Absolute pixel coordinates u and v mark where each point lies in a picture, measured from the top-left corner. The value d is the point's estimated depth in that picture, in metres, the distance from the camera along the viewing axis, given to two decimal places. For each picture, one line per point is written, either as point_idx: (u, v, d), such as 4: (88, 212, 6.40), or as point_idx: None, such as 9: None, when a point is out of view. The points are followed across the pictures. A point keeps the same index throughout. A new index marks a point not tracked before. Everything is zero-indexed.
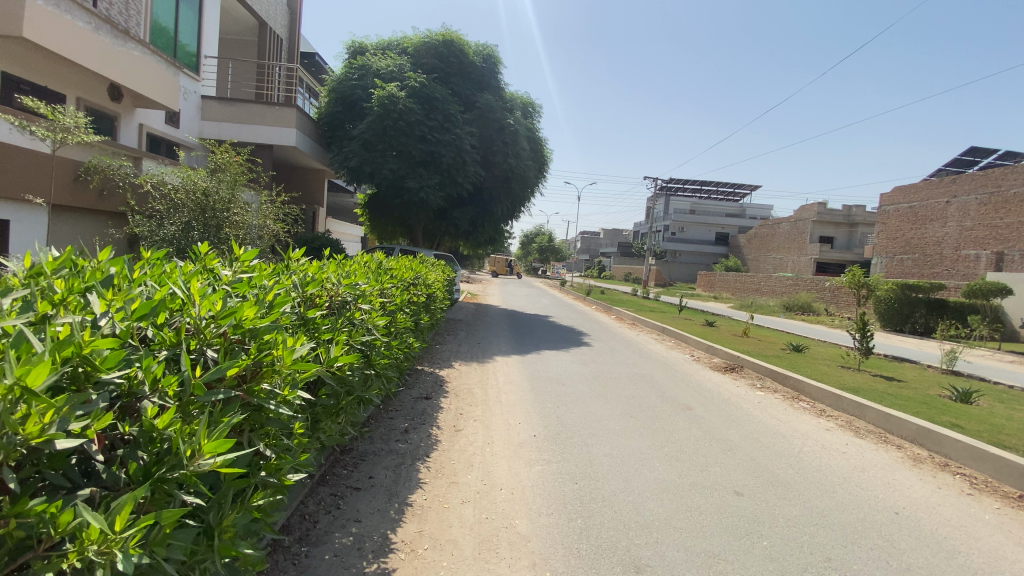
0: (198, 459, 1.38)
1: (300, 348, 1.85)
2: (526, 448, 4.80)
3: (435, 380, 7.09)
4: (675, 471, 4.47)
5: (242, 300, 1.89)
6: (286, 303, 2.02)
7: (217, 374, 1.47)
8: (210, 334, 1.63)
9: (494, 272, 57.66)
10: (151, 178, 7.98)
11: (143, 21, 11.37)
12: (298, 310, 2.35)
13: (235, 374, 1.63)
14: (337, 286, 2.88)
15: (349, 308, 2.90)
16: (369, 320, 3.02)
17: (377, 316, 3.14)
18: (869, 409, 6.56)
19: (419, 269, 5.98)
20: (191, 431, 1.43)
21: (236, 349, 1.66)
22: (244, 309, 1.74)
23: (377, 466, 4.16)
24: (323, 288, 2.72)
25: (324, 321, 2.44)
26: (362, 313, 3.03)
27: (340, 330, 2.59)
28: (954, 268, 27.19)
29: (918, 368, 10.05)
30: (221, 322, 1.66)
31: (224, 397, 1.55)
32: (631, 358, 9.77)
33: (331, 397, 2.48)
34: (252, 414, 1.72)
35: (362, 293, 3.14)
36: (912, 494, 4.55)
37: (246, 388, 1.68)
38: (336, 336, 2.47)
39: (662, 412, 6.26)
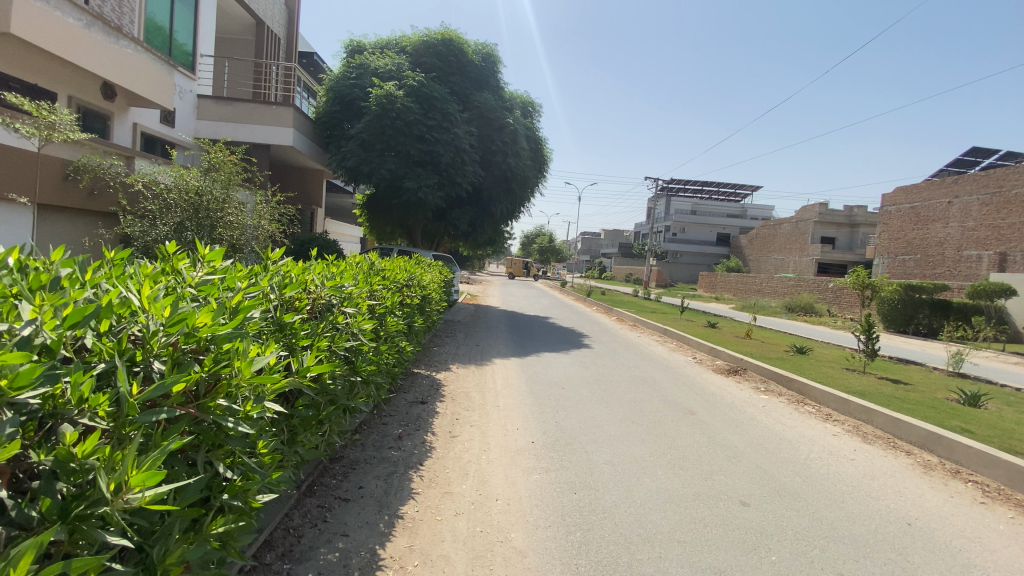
0: (125, 493, 1.22)
1: (263, 358, 1.68)
2: (524, 456, 4.63)
3: (432, 384, 6.93)
4: (678, 480, 4.30)
5: (203, 304, 1.74)
6: (253, 307, 1.87)
7: (158, 392, 1.31)
8: (157, 343, 1.48)
9: (511, 272, 58.79)
10: (142, 177, 7.84)
11: (137, 19, 11.19)
12: (273, 314, 2.20)
13: (184, 389, 1.47)
14: (320, 288, 2.73)
15: (332, 311, 2.74)
16: (355, 324, 2.85)
17: (364, 320, 2.97)
18: (876, 414, 6.38)
19: (413, 270, 5.81)
20: (121, 457, 1.27)
21: (187, 360, 1.51)
22: (199, 315, 1.58)
23: (367, 475, 3.98)
24: (304, 290, 2.57)
25: (302, 326, 2.28)
26: (347, 316, 2.87)
27: (321, 335, 2.43)
28: (957, 268, 27.03)
29: (924, 371, 9.87)
30: (170, 330, 1.51)
31: (168, 416, 1.39)
32: (632, 361, 9.60)
33: (310, 407, 2.32)
34: (208, 432, 1.56)
35: (348, 296, 2.98)
36: (925, 504, 4.37)
37: (200, 404, 1.52)
38: (315, 342, 2.31)
39: (664, 417, 6.08)
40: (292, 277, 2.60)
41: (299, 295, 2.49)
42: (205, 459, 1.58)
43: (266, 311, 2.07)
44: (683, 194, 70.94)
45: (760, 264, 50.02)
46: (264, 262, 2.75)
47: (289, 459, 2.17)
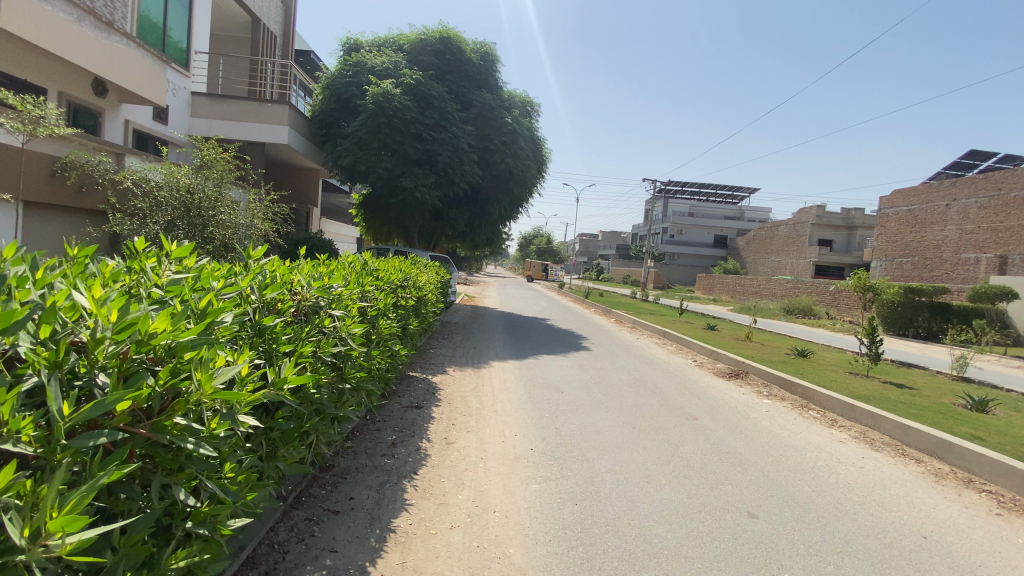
0: (49, 538, 1.08)
1: (230, 370, 1.52)
2: (522, 463, 4.46)
3: (427, 388, 6.74)
4: (683, 490, 4.13)
5: (163, 308, 1.58)
6: (223, 310, 1.70)
7: (97, 412, 1.16)
8: (102, 353, 1.32)
9: (529, 276, 58.74)
10: (132, 174, 7.64)
11: (130, 15, 10.93)
12: (252, 319, 2.03)
13: (134, 407, 1.31)
14: (306, 289, 2.56)
15: (319, 314, 2.56)
16: (344, 328, 2.67)
17: (354, 324, 2.79)
18: (883, 420, 6.23)
19: (409, 270, 5.63)
20: (47, 492, 1.13)
21: (138, 372, 1.35)
22: (156, 321, 1.42)
23: (358, 485, 3.80)
24: (287, 291, 2.39)
25: (283, 331, 2.11)
26: (335, 319, 2.69)
27: (305, 340, 2.26)
28: (954, 271, 26.81)
29: (928, 374, 9.74)
30: (117, 337, 1.35)
31: (110, 439, 1.24)
32: (632, 364, 9.42)
33: (293, 419, 2.14)
34: (164, 453, 1.41)
35: (338, 297, 2.80)
36: (940, 516, 4.21)
37: (154, 424, 1.37)
38: (297, 349, 2.13)
39: (666, 422, 5.91)
40: (275, 277, 2.43)
41: (281, 296, 2.32)
42: (160, 483, 1.42)
43: (240, 314, 1.90)
44: (680, 195, 70.89)
45: (758, 266, 49.98)
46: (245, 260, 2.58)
47: (268, 477, 1.99)
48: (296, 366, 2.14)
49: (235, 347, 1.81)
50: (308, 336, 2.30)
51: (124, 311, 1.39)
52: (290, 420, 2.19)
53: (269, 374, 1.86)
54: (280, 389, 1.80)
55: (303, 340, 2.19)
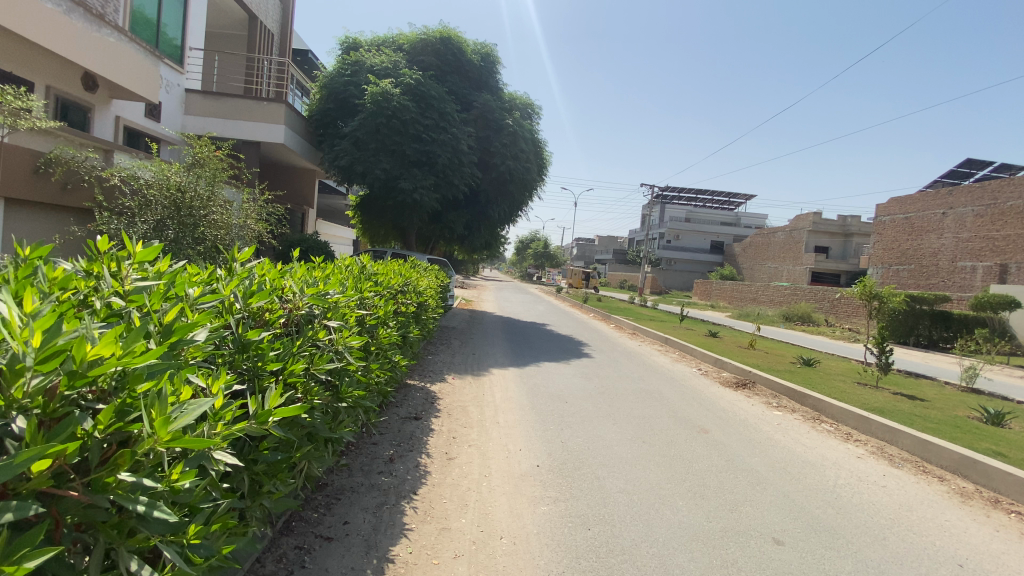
0: None
1: (193, 407, 1.27)
2: (529, 481, 4.19)
3: (426, 397, 6.45)
4: (700, 513, 3.86)
5: (112, 326, 1.33)
6: (190, 328, 1.44)
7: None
8: (21, 390, 1.09)
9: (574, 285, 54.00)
10: (120, 171, 7.33)
11: (122, 8, 10.59)
12: (233, 333, 1.77)
13: (61, 461, 1.08)
14: (297, 296, 2.28)
15: (313, 324, 2.28)
16: (341, 340, 2.38)
17: (352, 335, 2.50)
18: (901, 434, 5.99)
19: (409, 275, 5.33)
20: None
21: (70, 415, 1.12)
22: (96, 348, 1.17)
23: (354, 507, 3.51)
24: (276, 300, 2.12)
25: (271, 346, 1.84)
26: (331, 330, 2.40)
27: (296, 355, 1.98)
28: (951, 279, 26.72)
29: (936, 386, 9.54)
30: (43, 369, 1.12)
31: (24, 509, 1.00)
32: (636, 372, 9.16)
33: (281, 449, 1.87)
34: (104, 514, 1.17)
35: (334, 305, 2.52)
36: (973, 542, 3.95)
37: (93, 478, 1.14)
38: (286, 367, 1.86)
39: (677, 436, 5.63)
40: (263, 282, 2.17)
41: (270, 306, 2.04)
42: (106, 550, 1.20)
43: (219, 329, 1.65)
44: (676, 201, 70.93)
45: (754, 273, 49.98)
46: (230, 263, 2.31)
47: (250, 518, 1.74)
48: (284, 387, 1.88)
49: (209, 372, 1.56)
50: (303, 352, 2.04)
51: (53, 334, 1.15)
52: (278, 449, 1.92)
53: (250, 405, 1.60)
54: (264, 423, 1.55)
55: (296, 356, 1.93)
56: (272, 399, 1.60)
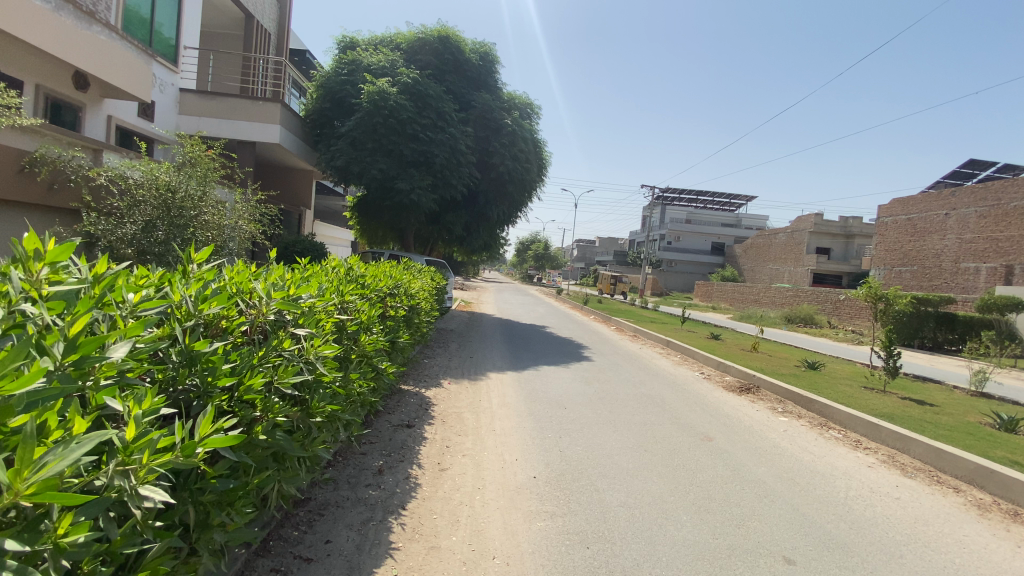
0: None
1: (79, 448, 1.10)
2: (524, 494, 3.99)
3: (420, 403, 6.24)
4: (706, 529, 3.65)
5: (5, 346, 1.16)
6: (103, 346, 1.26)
7: None
8: None
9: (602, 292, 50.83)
10: (108, 171, 7.12)
11: (114, 6, 10.41)
12: (177, 344, 1.58)
13: None
14: (264, 300, 2.08)
15: (281, 330, 2.09)
16: (314, 348, 2.18)
17: (327, 343, 2.30)
18: (913, 442, 5.77)
19: (400, 276, 5.14)
20: None
21: None
22: None
23: (337, 524, 3.30)
24: (238, 305, 1.93)
25: (223, 358, 1.65)
26: (303, 337, 2.20)
27: (255, 366, 1.77)
28: (954, 280, 26.51)
29: (944, 390, 9.32)
30: None
31: None
32: (636, 376, 8.94)
33: (235, 475, 1.68)
34: None
35: (307, 310, 2.32)
36: (996, 559, 3.72)
37: None
38: (240, 383, 1.67)
39: (680, 444, 5.42)
40: (224, 286, 1.98)
41: (229, 312, 1.85)
42: None
43: (155, 340, 1.47)
44: (677, 203, 70.76)
45: (755, 274, 49.72)
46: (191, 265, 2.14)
47: (197, 555, 1.55)
48: (239, 406, 1.69)
49: (136, 395, 1.39)
50: (265, 363, 1.84)
51: None
52: (232, 474, 1.73)
53: (183, 432, 1.41)
54: (194, 455, 1.37)
55: (255, 369, 1.74)
56: (202, 426, 1.42)
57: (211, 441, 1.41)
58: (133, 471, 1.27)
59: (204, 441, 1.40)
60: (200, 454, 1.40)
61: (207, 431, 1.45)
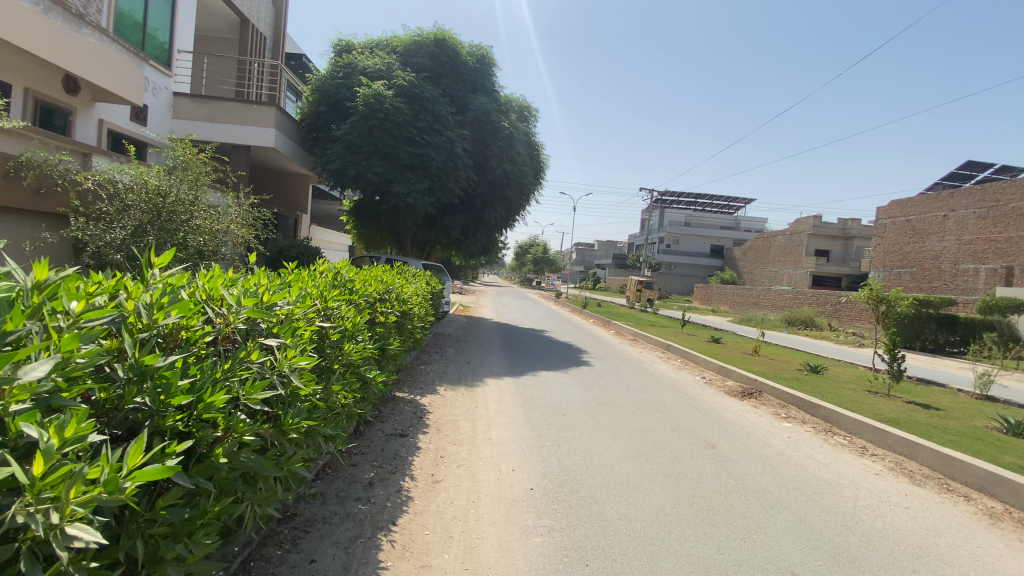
0: None
1: None
2: (521, 507, 3.83)
3: (414, 411, 6.08)
4: (710, 544, 3.48)
5: None
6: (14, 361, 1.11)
7: None
8: None
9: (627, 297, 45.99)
10: (96, 175, 6.96)
11: (105, 9, 10.27)
12: (124, 359, 1.44)
13: None
14: (233, 308, 1.94)
15: (251, 341, 1.94)
16: (288, 361, 2.03)
17: (303, 354, 2.15)
18: (921, 448, 5.62)
19: (392, 281, 4.99)
20: None
21: None
22: None
23: (323, 542, 3.13)
24: (202, 313, 1.78)
25: (176, 375, 1.50)
26: (275, 348, 2.05)
27: (216, 381, 1.62)
28: (953, 282, 26.37)
29: (949, 394, 9.16)
30: None
31: None
32: (636, 381, 8.78)
33: (188, 502, 1.54)
34: None
35: (281, 318, 2.18)
36: (1012, 573, 3.56)
37: None
38: (196, 401, 1.53)
39: (681, 452, 5.26)
40: (188, 293, 1.84)
41: (192, 321, 1.71)
42: None
43: (95, 357, 1.34)
44: (676, 205, 70.70)
45: (754, 276, 49.60)
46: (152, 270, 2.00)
47: None
48: (196, 426, 1.54)
49: (60, 422, 1.26)
50: (228, 378, 1.69)
51: None
52: (189, 502, 1.60)
53: (113, 463, 1.28)
54: (120, 490, 1.24)
55: (215, 385, 1.60)
56: (132, 457, 1.29)
57: (142, 475, 1.27)
58: (54, 508, 1.14)
59: (133, 475, 1.26)
60: (129, 487, 1.27)
61: (137, 463, 1.31)
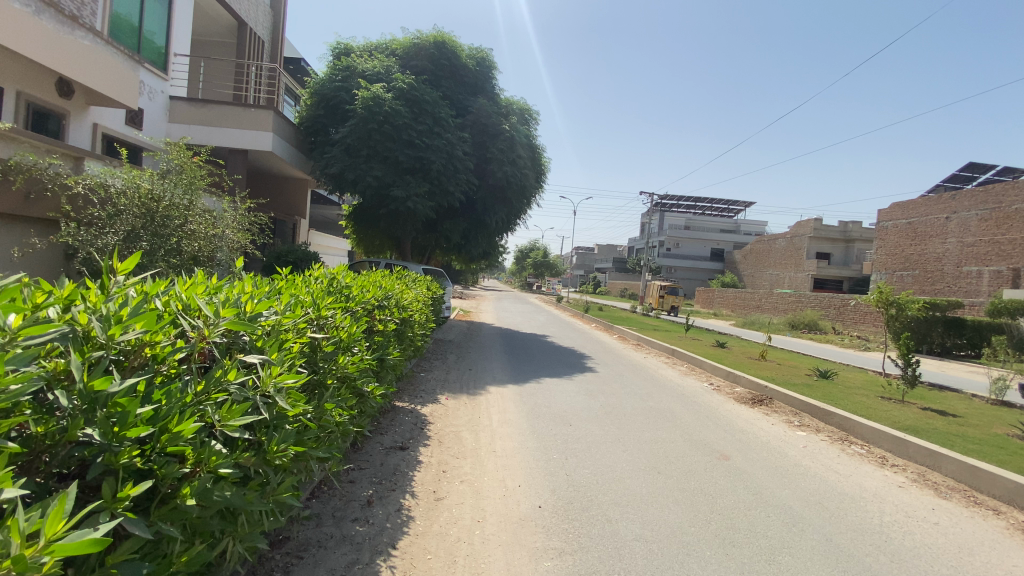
0: None
1: None
2: (529, 527, 3.59)
3: (415, 422, 5.84)
4: (733, 567, 3.25)
5: None
6: None
7: None
8: None
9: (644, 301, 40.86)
10: (87, 179, 6.73)
11: (99, 11, 10.10)
12: (67, 386, 1.25)
13: None
14: (210, 318, 1.75)
15: (229, 356, 1.74)
16: (271, 379, 1.81)
17: (290, 370, 1.94)
18: (945, 459, 5.38)
19: (391, 287, 4.77)
20: None
21: None
22: None
23: (318, 569, 2.88)
24: (172, 327, 1.59)
25: (130, 404, 1.30)
26: (257, 365, 1.84)
27: (183, 407, 1.42)
28: (956, 285, 26.16)
29: (964, 400, 8.91)
30: None
31: None
32: (643, 388, 8.54)
33: (139, 556, 1.33)
34: None
35: (266, 330, 1.97)
36: None
37: None
38: (157, 431, 1.34)
39: (695, 464, 5.02)
40: (159, 305, 1.66)
41: (159, 337, 1.52)
42: None
43: (32, 385, 1.16)
44: (675, 209, 70.72)
45: (756, 280, 49.36)
46: (115, 278, 1.81)
47: None
48: (157, 462, 1.35)
49: None
50: (201, 402, 1.50)
51: None
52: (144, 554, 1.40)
53: (30, 528, 1.09)
54: (35, 566, 1.04)
55: (184, 412, 1.41)
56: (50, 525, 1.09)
57: (62, 547, 1.07)
58: None
59: (53, 547, 1.07)
60: (48, 562, 1.07)
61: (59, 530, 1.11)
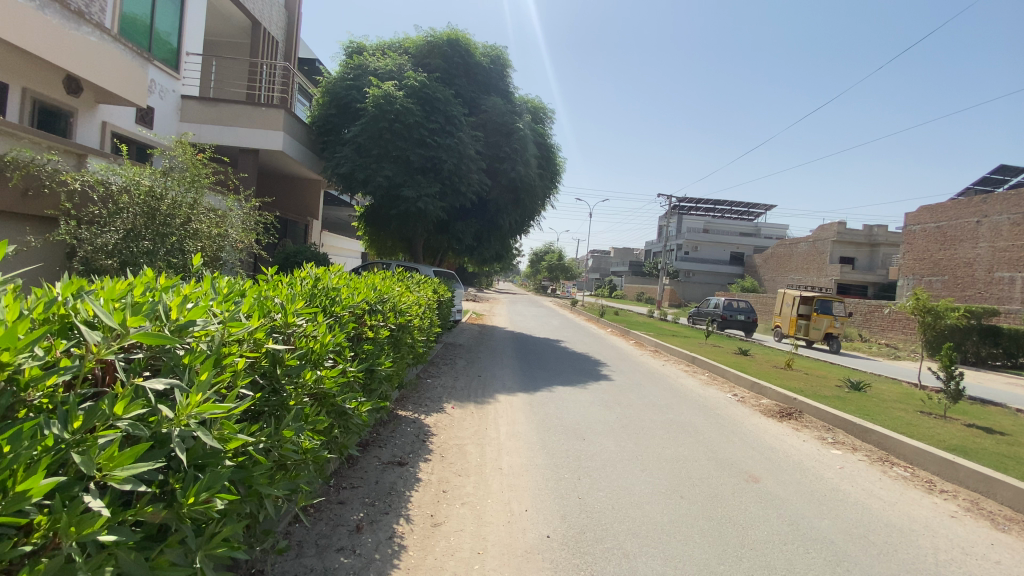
0: None
1: None
2: (535, 562, 3.17)
3: (416, 433, 5.48)
4: None
5: None
6: None
7: None
8: None
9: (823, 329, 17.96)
10: (86, 176, 6.42)
11: (109, 9, 9.98)
12: None
13: None
14: (106, 330, 1.49)
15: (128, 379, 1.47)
16: (178, 409, 1.50)
17: (214, 394, 1.63)
18: (1001, 485, 4.80)
19: (388, 289, 4.42)
20: None
21: None
22: None
23: None
24: (42, 347, 1.35)
25: None
26: (167, 389, 1.55)
27: (27, 453, 1.17)
28: (988, 291, 25.02)
29: (1010, 415, 8.25)
30: None
31: None
32: (661, 398, 8.07)
33: None
34: None
35: (191, 341, 1.67)
36: None
37: None
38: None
39: (720, 487, 4.56)
40: (40, 316, 1.43)
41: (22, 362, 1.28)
42: None
43: None
44: (693, 213, 69.76)
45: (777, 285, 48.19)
46: None
47: None
48: None
49: None
50: (69, 448, 1.26)
51: None
52: None
53: None
54: None
55: (38, 462, 1.19)
56: None
57: None
58: None
59: None
60: None
61: None
